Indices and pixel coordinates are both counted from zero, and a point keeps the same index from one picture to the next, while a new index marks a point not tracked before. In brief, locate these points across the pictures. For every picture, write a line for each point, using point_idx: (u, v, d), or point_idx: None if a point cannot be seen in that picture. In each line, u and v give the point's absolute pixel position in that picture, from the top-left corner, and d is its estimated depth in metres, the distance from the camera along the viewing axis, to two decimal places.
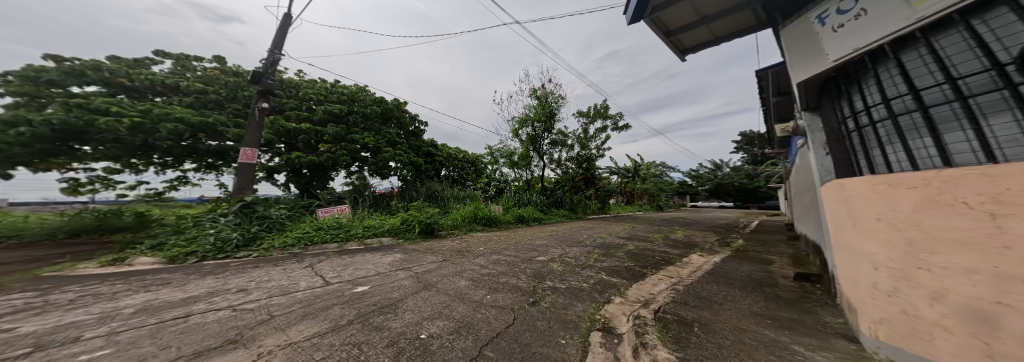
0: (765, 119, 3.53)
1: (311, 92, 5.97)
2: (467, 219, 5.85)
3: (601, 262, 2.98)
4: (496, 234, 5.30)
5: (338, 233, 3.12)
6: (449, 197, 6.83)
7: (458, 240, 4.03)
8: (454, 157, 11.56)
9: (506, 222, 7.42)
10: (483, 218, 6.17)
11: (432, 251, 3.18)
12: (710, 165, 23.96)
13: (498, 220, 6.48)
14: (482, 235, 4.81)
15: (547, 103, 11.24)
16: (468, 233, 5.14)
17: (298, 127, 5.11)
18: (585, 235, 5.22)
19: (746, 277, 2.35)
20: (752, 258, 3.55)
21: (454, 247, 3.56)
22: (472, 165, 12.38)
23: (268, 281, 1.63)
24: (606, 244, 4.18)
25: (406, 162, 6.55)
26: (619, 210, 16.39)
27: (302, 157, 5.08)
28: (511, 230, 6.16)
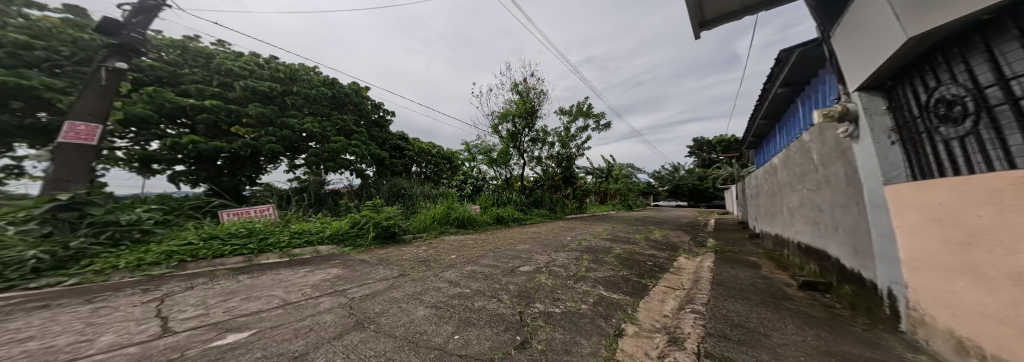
0: (753, 116, 3.43)
1: (233, 63, 4.76)
2: (438, 220, 5.14)
3: (595, 272, 2.59)
4: (473, 237, 4.71)
5: (240, 244, 2.24)
6: (417, 194, 6.00)
7: (427, 246, 3.39)
8: (427, 153, 10.65)
9: (484, 223, 6.83)
10: (458, 218, 5.50)
11: (388, 262, 2.51)
12: (673, 167, 25.81)
13: (476, 220, 5.85)
14: (457, 239, 4.21)
15: (527, 98, 10.81)
16: (440, 236, 4.47)
17: (197, 103, 3.92)
18: (568, 238, 4.88)
19: (754, 287, 2.09)
20: (740, 261, 3.42)
21: (418, 255, 2.91)
22: (446, 162, 11.55)
23: (26, 342, 0.89)
24: (593, 248, 3.85)
25: (362, 154, 5.60)
26: (594, 209, 16.71)
27: (202, 141, 3.89)
28: (489, 232, 5.61)
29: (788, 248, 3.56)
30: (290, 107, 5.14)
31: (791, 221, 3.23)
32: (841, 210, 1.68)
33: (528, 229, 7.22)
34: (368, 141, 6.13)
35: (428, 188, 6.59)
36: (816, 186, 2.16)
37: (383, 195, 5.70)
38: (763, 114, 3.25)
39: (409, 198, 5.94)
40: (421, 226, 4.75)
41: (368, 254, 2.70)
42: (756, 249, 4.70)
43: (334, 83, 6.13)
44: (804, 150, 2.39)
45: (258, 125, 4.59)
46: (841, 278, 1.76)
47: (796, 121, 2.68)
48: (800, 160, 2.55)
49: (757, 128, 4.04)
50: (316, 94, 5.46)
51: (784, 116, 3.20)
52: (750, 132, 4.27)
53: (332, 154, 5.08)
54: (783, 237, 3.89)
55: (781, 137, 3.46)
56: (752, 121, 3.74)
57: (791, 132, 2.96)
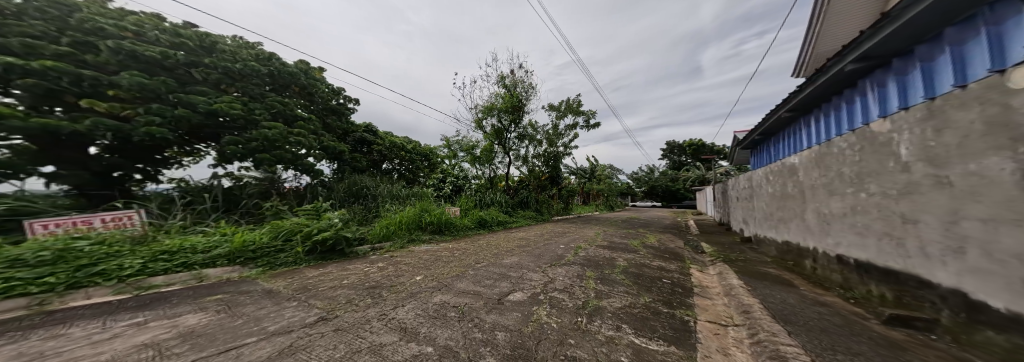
0: (785, 102, 2.96)
1: (110, 20, 3.54)
2: (407, 225, 4.27)
3: (606, 298, 1.93)
4: (448, 246, 3.93)
5: (25, 277, 1.55)
6: (382, 194, 5.14)
7: (385, 260, 2.58)
8: (401, 148, 9.62)
9: (464, 226, 6.06)
10: (434, 223, 4.72)
11: (307, 290, 1.63)
12: (651, 169, 26.56)
13: (454, 222, 5.09)
14: (427, 249, 3.43)
15: (513, 92, 10.11)
16: (408, 246, 3.66)
17: (15, 61, 2.71)
18: (559, 247, 4.28)
19: (824, 321, 1.56)
20: (764, 275, 2.96)
21: (365, 275, 2.06)
22: (423, 160, 10.59)
23: None
24: (594, 259, 3.24)
25: (309, 145, 4.60)
26: (579, 210, 16.55)
27: (14, 116, 2.68)
28: (468, 238, 4.85)
29: (810, 258, 3.19)
30: (213, 86, 4.22)
31: (824, 228, 2.81)
32: (985, 224, 1.16)
33: (514, 233, 6.57)
34: (318, 130, 5.17)
35: (399, 187, 5.73)
36: (906, 189, 1.65)
37: (339, 195, 4.73)
38: (799, 101, 2.78)
39: (372, 198, 5.04)
40: (382, 233, 3.87)
41: (274, 280, 1.80)
42: (760, 257, 4.38)
43: (270, 58, 5.14)
44: (879, 142, 1.88)
45: (135, 100, 3.44)
46: (972, 319, 1.25)
47: (853, 108, 2.21)
48: (865, 155, 2.06)
49: (777, 120, 3.63)
50: (241, 69, 4.47)
51: (823, 104, 2.75)
52: (766, 124, 3.88)
53: (268, 145, 4.06)
54: (799, 245, 3.53)
55: (812, 130, 3.05)
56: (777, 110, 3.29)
57: (836, 121, 2.51)
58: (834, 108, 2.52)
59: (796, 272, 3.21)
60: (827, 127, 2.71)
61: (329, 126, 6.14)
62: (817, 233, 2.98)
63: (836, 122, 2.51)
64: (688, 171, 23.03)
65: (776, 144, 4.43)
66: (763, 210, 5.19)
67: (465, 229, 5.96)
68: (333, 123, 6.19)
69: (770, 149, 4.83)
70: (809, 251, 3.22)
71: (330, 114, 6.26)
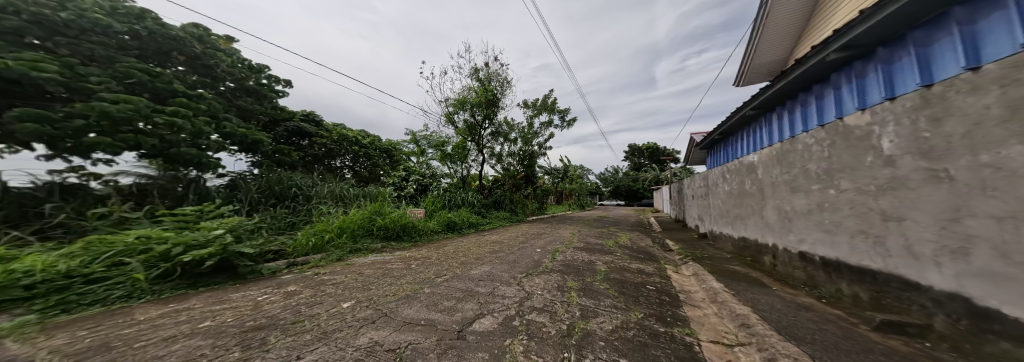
0: (753, 98, 3.04)
1: None
2: (346, 230, 3.56)
3: (593, 316, 1.61)
4: (403, 255, 3.33)
5: None
6: (319, 195, 4.38)
7: (302, 281, 1.92)
8: (354, 142, 8.51)
9: (427, 229, 5.37)
10: (389, 228, 4.13)
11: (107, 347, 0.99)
12: (618, 170, 28.18)
13: (410, 225, 4.53)
14: (371, 260, 2.82)
15: (487, 86, 9.69)
16: (346, 258, 2.99)
17: None
18: (532, 253, 3.96)
19: (826, 332, 1.40)
20: (734, 274, 2.94)
21: (255, 306, 1.44)
22: (382, 156, 9.60)
23: None
24: (572, 266, 2.98)
25: (198, 130, 3.59)
26: (553, 210, 16.71)
27: None
28: (430, 246, 4.25)
29: (768, 254, 3.31)
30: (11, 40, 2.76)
31: (785, 224, 2.88)
32: (1000, 222, 1.05)
33: (485, 236, 6.12)
34: (208, 111, 3.98)
35: (344, 186, 4.99)
36: (891, 184, 1.59)
37: (251, 195, 3.72)
38: (768, 96, 2.85)
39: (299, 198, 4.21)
40: (308, 236, 3.16)
41: (37, 340, 1.07)
42: (720, 253, 4.57)
43: (145, 17, 3.80)
44: (858, 137, 1.84)
45: None
46: (978, 326, 1.15)
47: (824, 102, 2.26)
48: (838, 151, 2.05)
49: (739, 118, 3.80)
50: (73, 19, 3.07)
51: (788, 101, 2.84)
52: (729, 122, 4.05)
53: (106, 126, 2.91)
54: (757, 241, 3.68)
55: (772, 128, 3.20)
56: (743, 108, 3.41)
57: (801, 118, 2.60)
58: (799, 104, 2.61)
59: (757, 269, 3.29)
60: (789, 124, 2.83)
61: (234, 105, 4.85)
62: (776, 230, 3.07)
63: (801, 117, 2.60)
64: (648, 172, 25.00)
65: (733, 143, 4.74)
66: (719, 207, 5.52)
67: (427, 233, 5.29)
68: (241, 103, 4.91)
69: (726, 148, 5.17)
70: (767, 247, 3.34)
71: (241, 94, 5.02)
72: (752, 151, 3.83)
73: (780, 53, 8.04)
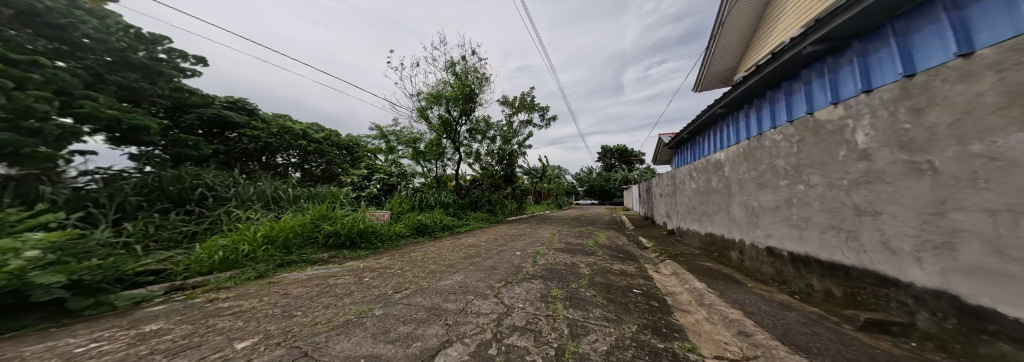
0: (724, 95, 3.17)
1: None
2: (275, 239, 2.98)
3: (583, 335, 1.39)
4: (354, 266, 2.82)
5: None
6: (239, 196, 3.76)
7: (176, 315, 1.41)
8: (299, 137, 7.54)
9: (392, 233, 4.76)
10: (332, 234, 3.61)
11: None
12: (591, 170, 29.36)
13: (366, 225, 4.06)
14: (299, 276, 2.27)
15: (464, 80, 10.22)
16: (270, 275, 2.41)
17: None
18: (510, 260, 3.68)
19: (825, 337, 1.32)
20: (710, 272, 2.95)
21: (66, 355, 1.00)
22: (337, 154, 8.73)
23: None
24: (555, 270, 2.99)
25: (27, 107, 2.42)
26: (533, 210, 16.74)
27: None
28: (389, 253, 3.71)
29: (734, 249, 3.40)
30: None
31: (751, 220, 2.93)
32: (995, 217, 1.02)
33: (460, 240, 5.72)
34: (48, 85, 2.74)
35: (279, 187, 4.36)
36: (865, 178, 1.58)
37: (126, 196, 3.00)
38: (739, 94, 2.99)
39: (203, 199, 3.54)
40: (220, 247, 2.56)
41: None
42: (690, 249, 4.71)
43: None
44: (829, 131, 1.85)
45: None
46: (971, 325, 1.12)
47: (793, 98, 2.39)
48: (807, 146, 2.07)
49: (707, 118, 4.02)
50: None
51: (756, 99, 3.04)
52: (698, 121, 4.24)
53: None
54: (722, 237, 3.84)
55: (738, 127, 3.40)
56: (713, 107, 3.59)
57: (768, 115, 2.75)
58: (767, 100, 2.76)
59: (727, 264, 3.36)
60: (756, 122, 3.01)
61: (103, 81, 3.47)
62: (742, 225, 3.15)
63: (768, 115, 2.76)
64: (618, 171, 26.34)
65: (698, 143, 5.05)
66: (684, 205, 5.80)
67: (391, 236, 4.64)
68: (117, 78, 3.54)
69: (693, 147, 5.48)
70: (733, 243, 3.44)
71: (120, 68, 3.66)
72: (718, 149, 4.04)
73: (732, 62, 8.79)
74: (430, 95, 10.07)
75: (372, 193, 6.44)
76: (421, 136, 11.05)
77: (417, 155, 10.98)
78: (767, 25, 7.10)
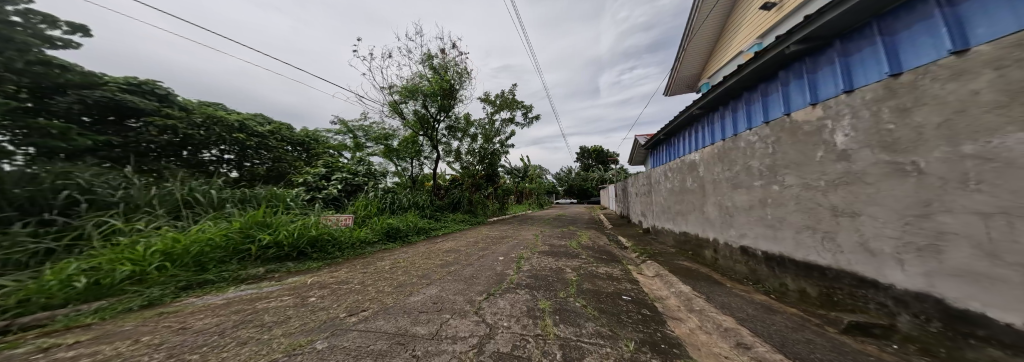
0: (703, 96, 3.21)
1: None
2: (175, 257, 2.41)
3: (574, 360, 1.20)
4: (286, 284, 2.59)
5: None
6: (131, 200, 3.12)
7: None
8: (234, 129, 6.89)
9: (352, 240, 4.24)
10: (268, 245, 3.14)
11: None
12: (570, 170, 29.99)
13: (318, 231, 3.75)
14: (208, 302, 1.94)
15: (443, 75, 9.74)
16: (166, 301, 1.95)
17: None
18: (492, 270, 3.42)
19: (819, 344, 1.28)
20: (691, 273, 2.97)
21: None
22: (284, 151, 8.04)
23: None
24: (542, 277, 3.15)
25: None
26: (514, 210, 16.63)
27: None
28: (340, 264, 3.35)
29: (709, 248, 3.47)
30: None
31: (725, 220, 2.97)
32: (989, 220, 0.99)
33: (437, 245, 5.30)
34: None
35: (194, 188, 3.71)
36: (842, 178, 1.57)
37: None
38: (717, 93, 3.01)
39: (71, 205, 2.83)
40: (74, 274, 1.91)
41: None
42: (666, 248, 4.80)
43: None
44: (807, 132, 1.86)
45: None
46: (958, 329, 1.10)
47: (769, 99, 2.41)
48: (783, 147, 2.08)
49: (684, 118, 4.08)
50: None
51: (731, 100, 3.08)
52: (675, 122, 4.33)
53: None
54: (696, 236, 3.94)
55: (713, 128, 3.45)
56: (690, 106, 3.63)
57: (743, 116, 2.78)
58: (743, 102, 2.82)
59: (703, 263, 3.41)
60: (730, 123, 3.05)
61: None
62: (716, 225, 3.21)
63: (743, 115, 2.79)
64: (597, 171, 27.13)
65: (673, 143, 5.20)
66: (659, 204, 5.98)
67: (351, 245, 4.14)
68: None
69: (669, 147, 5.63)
70: (708, 242, 3.51)
71: None
72: (692, 150, 4.14)
73: (698, 68, 9.31)
74: (404, 90, 9.43)
75: (335, 194, 5.75)
76: (394, 132, 10.38)
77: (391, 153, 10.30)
78: (729, 35, 7.57)
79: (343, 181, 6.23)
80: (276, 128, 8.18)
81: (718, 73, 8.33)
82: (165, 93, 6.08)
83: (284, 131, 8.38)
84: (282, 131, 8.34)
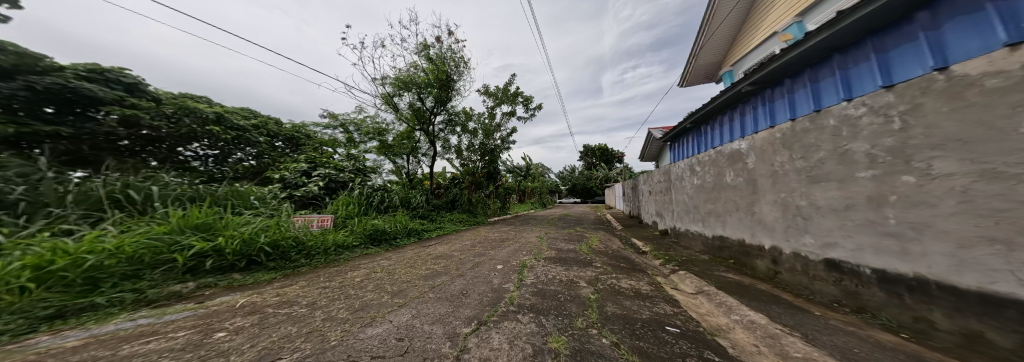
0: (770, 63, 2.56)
1: None
2: (45, 278, 1.75)
3: None
4: (204, 307, 1.91)
5: None
6: (38, 199, 2.52)
7: None
8: (210, 121, 5.97)
9: (322, 245, 3.53)
10: (199, 253, 2.44)
11: None
12: (573, 168, 29.30)
13: (276, 234, 3.09)
14: (52, 345, 1.35)
15: (440, 65, 9.11)
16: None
17: None
18: (488, 285, 2.73)
19: None
20: (750, 293, 2.29)
21: None
22: (272, 148, 7.28)
23: None
24: (550, 295, 2.50)
25: None
26: (516, 209, 16.01)
27: None
28: (293, 277, 2.71)
29: (764, 259, 2.77)
30: None
31: (798, 224, 2.27)
32: None
33: (429, 249, 4.62)
34: None
35: (131, 184, 3.05)
36: None
37: None
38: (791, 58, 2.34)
39: None
40: None
41: None
42: (696, 255, 4.10)
43: None
44: (995, 89, 1.16)
45: None
46: None
47: (891, 54, 1.71)
48: (928, 118, 1.40)
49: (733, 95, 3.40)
50: None
51: (812, 68, 2.39)
52: (721, 100, 3.65)
53: None
54: (738, 242, 3.27)
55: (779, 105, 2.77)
56: (746, 79, 2.98)
57: (832, 85, 2.10)
58: (837, 66, 2.13)
59: (757, 278, 2.71)
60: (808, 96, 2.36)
61: None
62: (779, 230, 2.51)
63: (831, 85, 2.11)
64: (600, 170, 26.39)
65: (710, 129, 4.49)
66: (681, 203, 5.29)
67: (322, 252, 3.44)
68: None
69: (705, 135, 4.88)
70: (761, 250, 2.82)
71: None
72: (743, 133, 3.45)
73: (721, 55, 8.35)
74: (397, 80, 8.75)
75: (315, 191, 5.02)
76: (388, 127, 9.81)
77: (385, 150, 9.80)
78: (761, 14, 6.62)
79: (326, 177, 5.55)
80: (261, 122, 7.28)
81: (746, 59, 7.39)
82: (133, 83, 5.29)
83: (271, 125, 7.54)
84: (269, 125, 7.45)
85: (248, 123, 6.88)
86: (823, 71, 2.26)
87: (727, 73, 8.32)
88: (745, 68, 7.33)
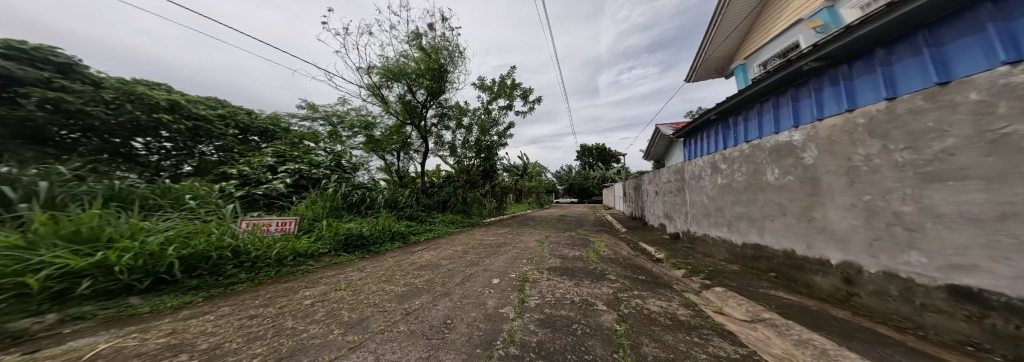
0: (863, 30, 2.08)
1: None
2: None
3: None
4: (36, 361, 1.18)
5: None
6: None
7: None
8: (160, 109, 5.05)
9: (268, 255, 2.76)
10: (79, 273, 1.70)
11: None
12: (570, 168, 28.83)
13: (203, 242, 2.34)
14: None
15: (433, 54, 8.38)
16: None
17: None
18: (480, 310, 2.10)
19: None
20: (832, 326, 1.72)
21: None
22: (239, 140, 6.40)
23: None
24: (559, 327, 1.88)
25: None
26: (513, 209, 15.38)
27: None
28: (213, 299, 1.94)
29: (830, 276, 2.22)
30: None
31: (900, 237, 1.73)
32: None
33: (413, 256, 3.97)
34: None
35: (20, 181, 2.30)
36: None
37: None
38: (906, 14, 1.85)
39: None
40: None
41: None
42: (722, 265, 3.57)
43: None
44: None
45: None
46: None
47: None
48: None
49: (785, 76, 2.96)
50: None
51: (933, 31, 1.88)
52: (773, 81, 3.16)
53: None
54: (783, 252, 2.72)
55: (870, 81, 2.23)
56: (817, 52, 2.50)
57: (977, 44, 1.58)
58: (984, 22, 1.59)
59: (822, 301, 2.15)
60: (918, 66, 1.90)
61: None
62: (862, 241, 1.95)
63: (969, 44, 1.63)
64: (598, 170, 26.00)
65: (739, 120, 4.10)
66: (699, 205, 4.76)
67: (269, 265, 2.69)
68: None
69: (732, 126, 4.30)
70: (823, 265, 2.28)
71: None
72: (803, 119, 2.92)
73: (733, 48, 7.87)
74: (385, 69, 8.01)
75: (281, 189, 4.21)
76: (375, 121, 9.08)
77: (372, 145, 9.05)
78: (783, 1, 6.11)
79: (295, 173, 4.79)
80: (230, 111, 6.39)
81: (763, 52, 6.91)
82: (69, 63, 4.36)
83: (242, 115, 6.70)
84: (238, 115, 6.58)
85: (213, 112, 6.03)
86: (953, 37, 1.74)
87: (740, 66, 7.85)
88: (762, 60, 6.84)
